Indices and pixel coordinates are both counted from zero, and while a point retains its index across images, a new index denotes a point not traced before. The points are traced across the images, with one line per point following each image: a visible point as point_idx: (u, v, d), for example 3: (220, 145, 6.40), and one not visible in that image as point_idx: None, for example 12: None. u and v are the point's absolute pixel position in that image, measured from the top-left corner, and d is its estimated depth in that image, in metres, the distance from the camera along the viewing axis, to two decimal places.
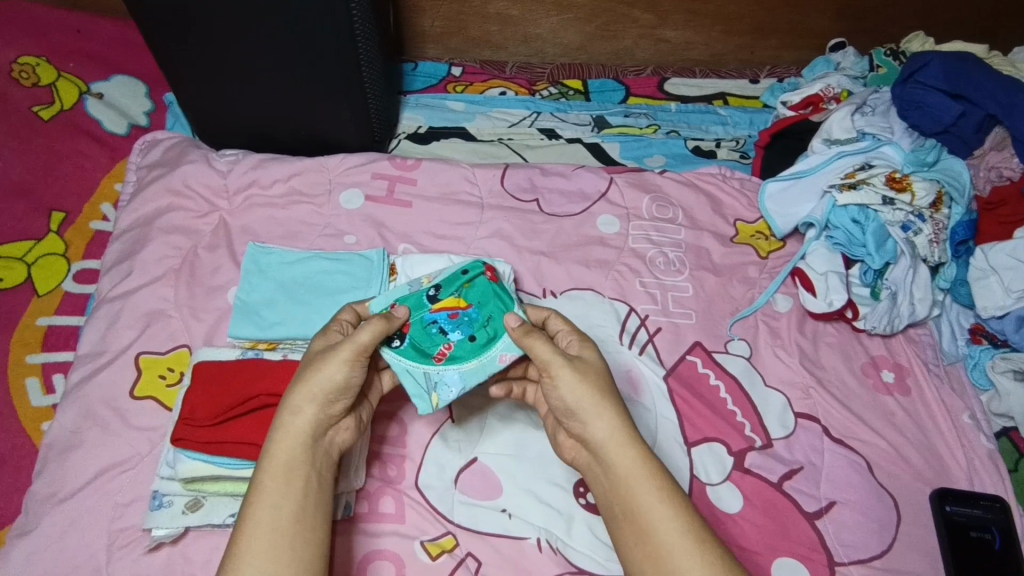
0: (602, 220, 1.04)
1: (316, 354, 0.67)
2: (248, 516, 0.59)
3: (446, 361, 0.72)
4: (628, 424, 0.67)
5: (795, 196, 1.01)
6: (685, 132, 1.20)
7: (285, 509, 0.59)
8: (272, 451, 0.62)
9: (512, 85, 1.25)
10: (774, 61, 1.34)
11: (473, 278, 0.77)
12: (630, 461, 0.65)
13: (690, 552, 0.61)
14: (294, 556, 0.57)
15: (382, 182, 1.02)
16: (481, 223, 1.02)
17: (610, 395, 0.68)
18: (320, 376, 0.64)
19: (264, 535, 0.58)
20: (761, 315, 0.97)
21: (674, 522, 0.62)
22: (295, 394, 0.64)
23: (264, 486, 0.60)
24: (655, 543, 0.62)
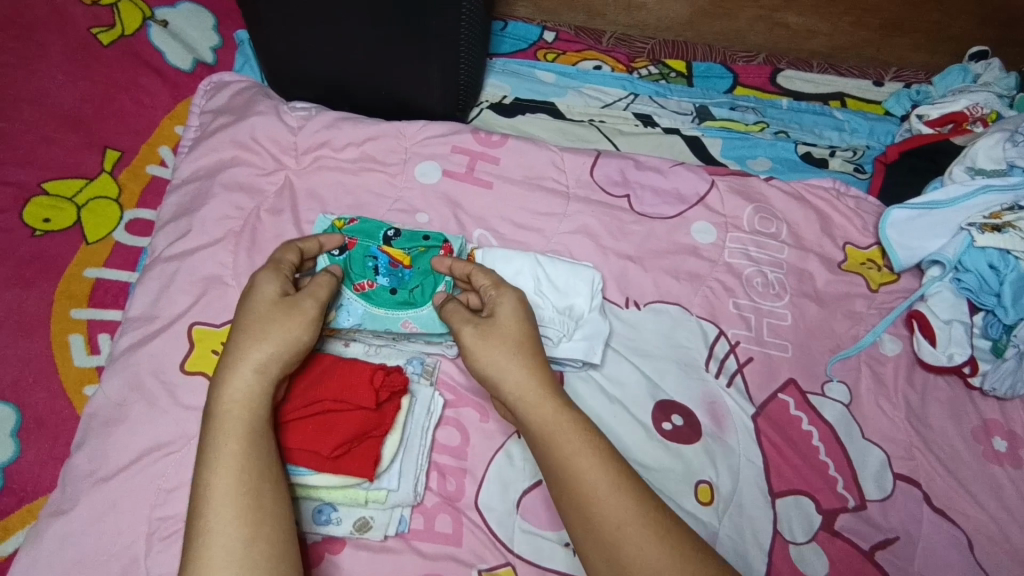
0: (698, 227, 0.94)
1: (250, 297, 0.65)
2: (206, 462, 0.55)
3: (359, 294, 0.78)
4: (540, 375, 0.65)
5: (923, 227, 0.90)
6: (795, 134, 1.07)
7: (248, 449, 0.56)
8: (221, 395, 0.58)
9: (608, 59, 1.13)
10: (902, 63, 1.20)
11: (430, 247, 0.81)
12: (543, 412, 0.63)
13: (614, 498, 0.58)
14: (266, 488, 0.55)
15: (461, 157, 0.92)
16: (565, 216, 0.92)
17: (515, 347, 0.66)
18: (269, 321, 0.62)
19: (226, 475, 0.54)
20: (865, 357, 0.87)
21: (596, 470, 0.59)
22: (240, 337, 0.61)
23: (217, 431, 0.56)
24: (576, 497, 0.58)
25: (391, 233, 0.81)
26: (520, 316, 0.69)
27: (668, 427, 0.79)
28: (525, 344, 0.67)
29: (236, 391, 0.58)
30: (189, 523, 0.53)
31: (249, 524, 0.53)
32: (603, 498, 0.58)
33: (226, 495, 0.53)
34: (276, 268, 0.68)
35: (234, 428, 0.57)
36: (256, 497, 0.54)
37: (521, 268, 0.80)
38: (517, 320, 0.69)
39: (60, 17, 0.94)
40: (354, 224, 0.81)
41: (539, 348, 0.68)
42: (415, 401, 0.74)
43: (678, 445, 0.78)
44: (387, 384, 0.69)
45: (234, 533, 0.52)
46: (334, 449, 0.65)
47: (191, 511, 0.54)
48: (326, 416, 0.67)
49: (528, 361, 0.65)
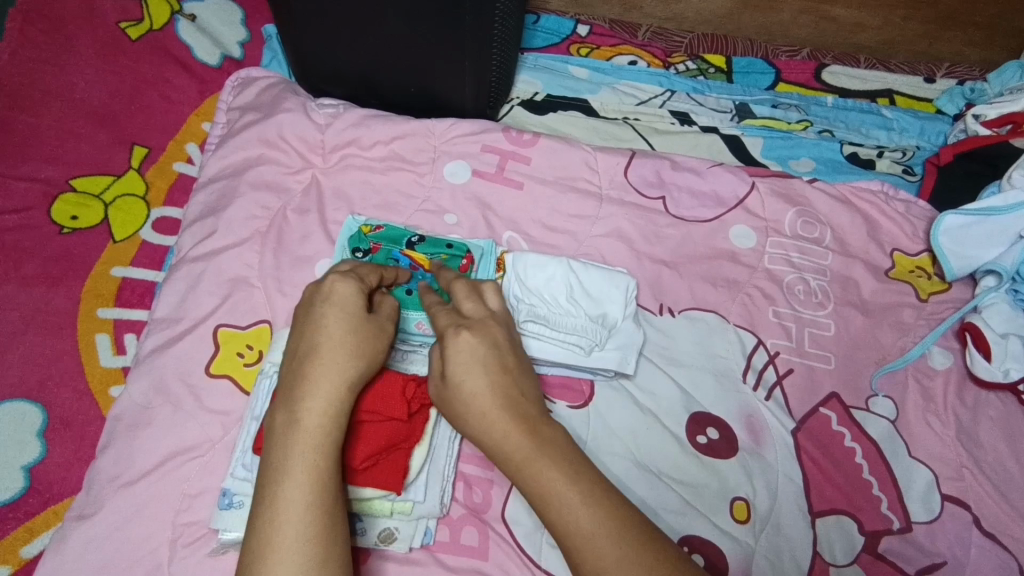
0: (737, 231, 0.90)
1: (327, 302, 0.61)
2: (276, 473, 0.53)
3: None
4: (496, 428, 0.59)
5: (980, 236, 0.85)
6: (841, 133, 1.02)
7: (323, 466, 0.54)
8: (303, 403, 0.55)
9: (644, 54, 1.09)
10: (954, 59, 1.14)
11: (452, 256, 0.77)
12: (516, 461, 0.58)
13: (599, 551, 0.53)
14: (338, 508, 0.54)
15: (492, 157, 0.90)
16: (598, 219, 0.89)
17: (467, 398, 0.60)
18: (357, 335, 0.59)
19: (298, 493, 0.52)
20: (912, 371, 0.83)
21: (572, 521, 0.54)
22: (324, 348, 0.58)
23: (294, 441, 0.54)
24: (562, 550, 0.55)
25: (416, 239, 0.78)
26: (464, 354, 0.61)
27: (703, 441, 0.76)
28: (478, 395, 0.59)
29: (319, 403, 0.55)
30: (256, 535, 0.51)
31: (323, 545, 0.51)
32: (589, 555, 0.53)
33: (297, 513, 0.51)
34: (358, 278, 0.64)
35: (322, 439, 0.54)
36: (329, 518, 0.52)
37: (554, 275, 0.77)
38: (468, 363, 0.61)
39: (89, 11, 0.93)
40: (380, 231, 0.79)
41: (495, 388, 0.60)
42: None
43: (713, 459, 0.75)
44: (418, 396, 0.67)
45: (308, 552, 0.50)
46: (364, 460, 0.62)
47: (255, 525, 0.51)
48: (358, 424, 0.63)
49: (486, 416, 0.59)
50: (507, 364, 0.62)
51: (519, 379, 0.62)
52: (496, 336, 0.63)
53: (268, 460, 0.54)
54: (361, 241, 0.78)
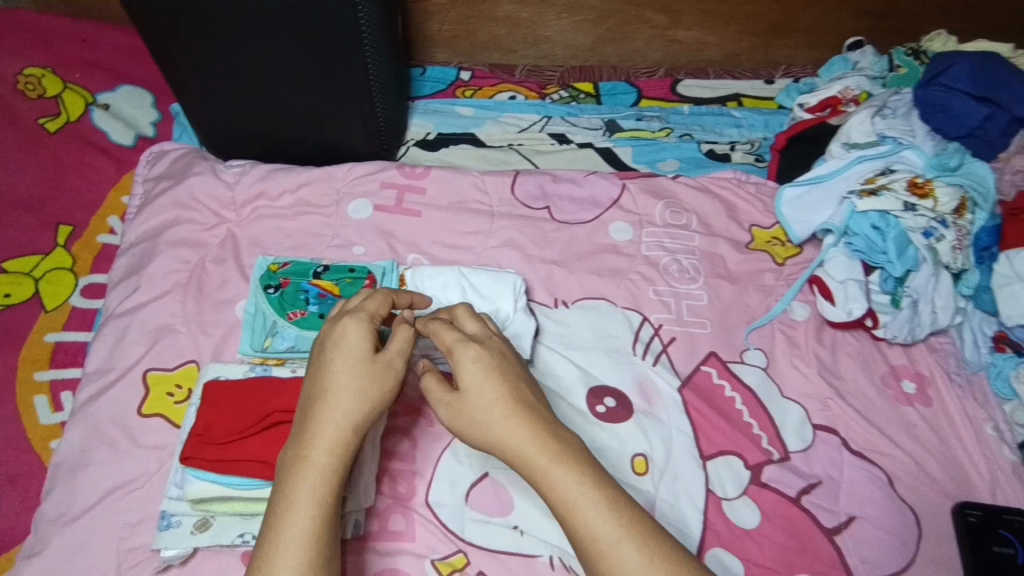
0: (615, 227, 1.03)
1: (337, 349, 0.65)
2: (284, 504, 0.58)
3: (291, 322, 0.81)
4: (518, 441, 0.62)
5: (814, 201, 0.98)
6: (698, 135, 1.18)
7: (329, 498, 0.59)
8: (313, 441, 0.60)
9: (522, 89, 1.23)
10: (790, 61, 1.30)
11: (356, 278, 0.85)
12: (537, 472, 0.61)
13: (621, 552, 0.57)
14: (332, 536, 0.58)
15: (390, 192, 1.01)
16: (491, 232, 1.01)
17: (487, 416, 0.63)
18: (365, 378, 0.64)
19: (304, 521, 0.57)
20: (778, 324, 0.95)
21: (597, 526, 0.58)
22: (337, 390, 0.63)
23: (302, 474, 0.59)
24: (586, 555, 0.59)
25: (320, 268, 0.85)
26: (484, 374, 0.65)
27: (602, 409, 0.86)
28: (500, 413, 0.63)
29: (329, 440, 0.61)
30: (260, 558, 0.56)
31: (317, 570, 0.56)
32: (612, 557, 0.57)
33: (303, 539, 0.56)
34: (369, 318, 0.68)
35: (324, 473, 0.59)
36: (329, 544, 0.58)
37: (448, 281, 0.86)
38: (489, 389, 0.64)
39: (10, 114, 1.04)
40: (288, 266, 0.85)
41: (518, 406, 0.64)
42: None
43: (613, 424, 0.85)
44: None
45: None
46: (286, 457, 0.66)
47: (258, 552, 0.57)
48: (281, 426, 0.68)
49: (509, 432, 0.62)
50: (521, 383, 0.67)
51: (536, 398, 0.66)
52: (506, 357, 0.68)
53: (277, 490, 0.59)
54: (271, 278, 0.84)
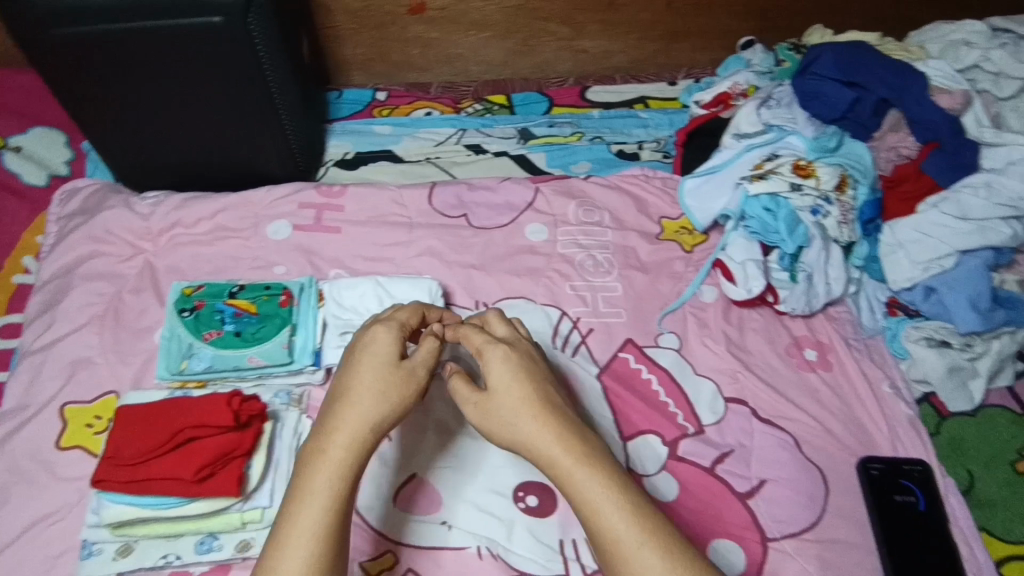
0: (531, 229, 1.07)
1: (366, 351, 0.68)
2: (298, 497, 0.59)
3: (207, 343, 0.83)
4: (542, 439, 0.63)
5: (711, 190, 1.05)
6: (608, 138, 1.24)
7: (341, 493, 0.60)
8: (333, 435, 0.62)
9: (437, 105, 1.27)
10: (691, 63, 1.38)
11: (272, 295, 0.87)
12: (560, 471, 0.62)
13: (637, 555, 0.57)
14: (341, 532, 0.59)
15: (308, 211, 1.03)
16: (410, 243, 1.04)
17: (512, 414, 0.64)
18: (387, 379, 0.66)
19: (314, 515, 0.58)
20: (689, 308, 1.01)
21: (617, 524, 0.58)
22: (361, 388, 0.65)
23: (318, 467, 0.60)
24: (604, 555, 0.59)
25: (235, 288, 0.87)
26: (510, 374, 0.67)
27: None
28: (524, 411, 0.64)
29: (348, 435, 0.62)
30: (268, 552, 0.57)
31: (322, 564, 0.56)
32: (627, 558, 0.58)
33: (312, 532, 0.57)
34: (396, 326, 0.71)
35: (339, 467, 0.60)
36: (338, 539, 0.58)
37: (364, 291, 0.88)
38: (516, 389, 0.66)
39: None
40: (203, 289, 0.87)
41: (543, 405, 0.65)
42: (283, 425, 0.79)
43: None
44: (245, 408, 0.73)
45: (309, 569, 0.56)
46: (196, 473, 0.67)
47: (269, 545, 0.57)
48: (192, 442, 0.69)
49: (533, 430, 0.63)
50: (547, 385, 0.68)
51: (561, 399, 0.67)
52: (533, 360, 0.70)
53: (293, 483, 0.60)
54: (186, 302, 0.86)
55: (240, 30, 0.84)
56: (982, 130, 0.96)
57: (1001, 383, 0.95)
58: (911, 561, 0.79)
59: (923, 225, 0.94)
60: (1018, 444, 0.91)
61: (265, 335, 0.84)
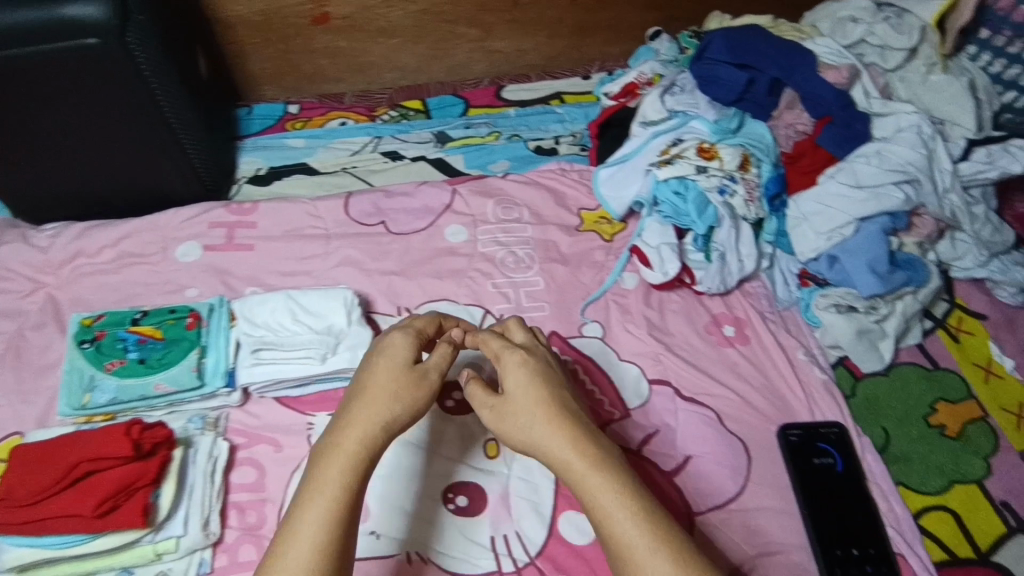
0: (450, 231, 1.07)
1: (384, 354, 0.70)
2: (311, 490, 0.60)
3: (110, 373, 0.81)
4: (557, 440, 0.64)
5: (624, 178, 1.07)
6: (525, 135, 1.25)
7: (352, 487, 0.61)
8: (348, 429, 0.64)
9: (351, 115, 1.26)
10: (604, 57, 1.40)
11: (178, 319, 0.86)
12: (573, 475, 0.62)
13: (646, 558, 0.57)
14: (346, 527, 0.59)
15: (219, 231, 1.01)
16: (328, 254, 1.02)
17: (527, 416, 0.66)
18: (404, 381, 0.68)
19: (323, 507, 0.58)
20: (611, 296, 1.02)
21: (628, 528, 0.59)
22: (378, 387, 0.67)
23: (332, 459, 0.61)
24: (613, 557, 0.60)
25: (138, 314, 0.86)
26: (526, 378, 0.69)
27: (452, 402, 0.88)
28: (538, 412, 0.66)
29: (363, 429, 0.64)
30: (275, 545, 0.57)
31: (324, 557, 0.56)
32: (636, 560, 0.58)
33: (319, 525, 0.57)
34: (415, 333, 0.74)
35: (351, 459, 0.62)
36: (344, 533, 0.58)
37: (276, 306, 0.87)
38: (532, 391, 0.68)
39: None
40: (104, 318, 0.86)
41: (559, 407, 0.66)
42: (196, 451, 0.78)
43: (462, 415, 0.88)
44: (147, 437, 0.73)
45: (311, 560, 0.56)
46: (96, 508, 0.67)
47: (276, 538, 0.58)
48: (91, 476, 0.69)
49: (547, 430, 0.64)
50: (562, 390, 0.70)
51: (576, 404, 0.69)
52: (550, 366, 0.72)
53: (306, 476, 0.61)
54: (86, 333, 0.84)
55: (119, 47, 0.82)
56: (871, 101, 1.00)
57: (909, 341, 1.00)
58: (830, 521, 0.82)
59: (823, 196, 0.98)
60: (929, 398, 0.96)
61: (172, 359, 0.83)
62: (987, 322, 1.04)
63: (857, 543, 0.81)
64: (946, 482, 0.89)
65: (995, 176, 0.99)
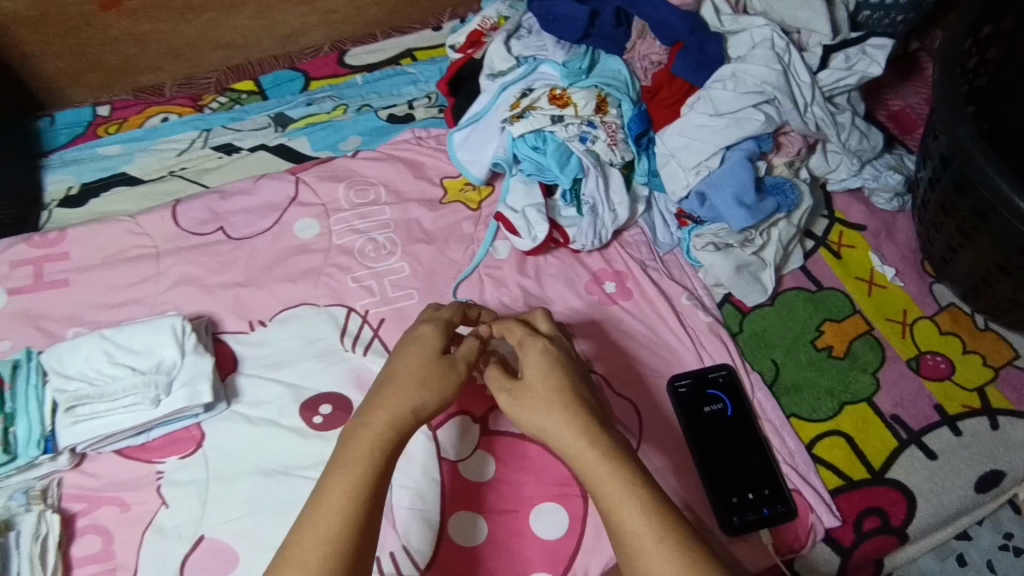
0: (300, 225, 0.96)
1: (412, 340, 0.71)
2: (337, 472, 0.60)
3: None
4: (575, 429, 0.64)
5: (479, 139, 0.98)
6: (376, 104, 1.13)
7: (376, 471, 0.61)
8: (376, 413, 0.64)
9: (173, 108, 1.11)
10: (455, 2, 1.27)
11: None
12: (586, 469, 0.62)
13: (652, 552, 0.57)
14: (368, 511, 0.59)
15: (25, 269, 0.89)
16: (160, 275, 0.91)
17: (544, 404, 0.66)
18: (431, 368, 0.68)
19: (350, 488, 0.59)
20: (483, 270, 0.94)
21: (636, 521, 0.59)
22: (406, 371, 0.67)
23: (358, 440, 0.62)
24: (619, 548, 0.59)
25: None
26: (546, 365, 0.69)
27: (320, 419, 0.83)
28: (555, 401, 0.66)
29: (389, 415, 0.64)
30: (297, 529, 0.58)
31: (339, 542, 0.57)
32: (642, 553, 0.58)
33: (343, 505, 0.58)
34: (441, 321, 0.74)
35: (376, 441, 0.62)
36: (366, 516, 0.59)
37: (89, 352, 0.76)
38: (551, 382, 0.68)
39: None
40: None
41: (576, 398, 0.67)
42: (19, 534, 0.71)
43: (334, 429, 0.82)
44: None
45: (330, 544, 0.56)
46: None
47: (300, 523, 0.58)
48: None
49: (564, 419, 0.65)
50: (580, 381, 0.70)
51: (592, 397, 0.68)
52: (570, 357, 0.72)
53: (332, 460, 0.62)
54: None
55: None
56: (721, 19, 0.95)
57: (791, 266, 0.97)
58: (726, 470, 0.80)
59: (686, 129, 0.91)
60: (815, 321, 0.94)
61: None
62: (868, 232, 1.01)
63: (753, 487, 0.79)
64: (837, 405, 0.87)
65: (855, 82, 0.95)
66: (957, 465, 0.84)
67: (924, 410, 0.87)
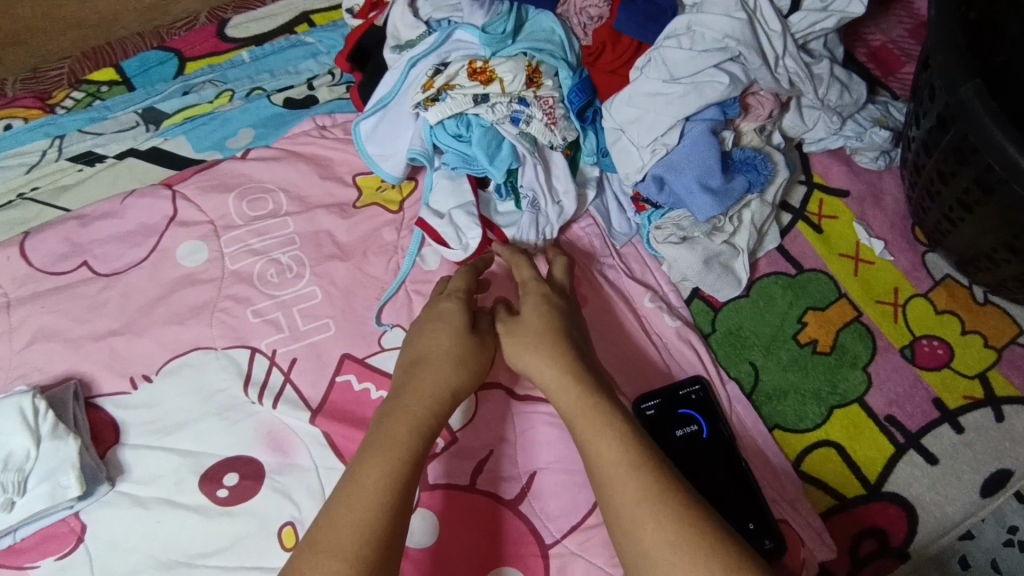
0: (184, 251, 0.80)
1: (439, 317, 0.69)
2: (371, 455, 0.58)
3: None
4: (570, 367, 0.64)
5: (390, 128, 0.81)
6: (269, 86, 0.93)
7: (411, 454, 0.59)
8: (412, 397, 0.62)
9: (18, 112, 0.91)
10: None
11: None
12: (575, 413, 0.61)
13: (632, 478, 0.55)
14: (400, 490, 0.56)
15: None
16: (13, 332, 0.75)
17: (541, 345, 0.66)
18: (466, 347, 0.67)
19: (386, 469, 0.57)
20: (410, 286, 0.80)
21: (617, 450, 0.57)
22: (440, 350, 0.66)
23: (391, 424, 0.60)
24: (591, 474, 0.58)
25: None
26: (544, 307, 0.70)
27: (224, 493, 0.69)
28: (546, 339, 0.66)
29: (427, 396, 0.63)
30: (322, 514, 0.55)
31: (363, 523, 0.54)
32: (614, 477, 0.56)
33: (377, 485, 0.56)
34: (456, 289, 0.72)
35: (409, 423, 0.61)
36: (400, 498, 0.56)
37: None
38: (546, 323, 0.68)
39: None
40: None
41: (567, 337, 0.67)
42: None
43: (241, 504, 0.69)
44: None
45: (359, 523, 0.54)
46: None
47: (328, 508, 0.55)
48: None
49: (558, 355, 0.65)
50: (576, 328, 0.70)
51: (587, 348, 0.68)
52: (570, 306, 0.72)
53: (365, 443, 0.60)
54: None
55: None
56: None
57: (767, 247, 0.84)
58: None
59: (636, 98, 0.75)
60: (797, 311, 0.82)
61: None
62: (851, 199, 0.88)
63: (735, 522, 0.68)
64: (825, 410, 0.77)
65: (833, 24, 0.79)
66: (959, 469, 0.74)
67: (922, 406, 0.77)
